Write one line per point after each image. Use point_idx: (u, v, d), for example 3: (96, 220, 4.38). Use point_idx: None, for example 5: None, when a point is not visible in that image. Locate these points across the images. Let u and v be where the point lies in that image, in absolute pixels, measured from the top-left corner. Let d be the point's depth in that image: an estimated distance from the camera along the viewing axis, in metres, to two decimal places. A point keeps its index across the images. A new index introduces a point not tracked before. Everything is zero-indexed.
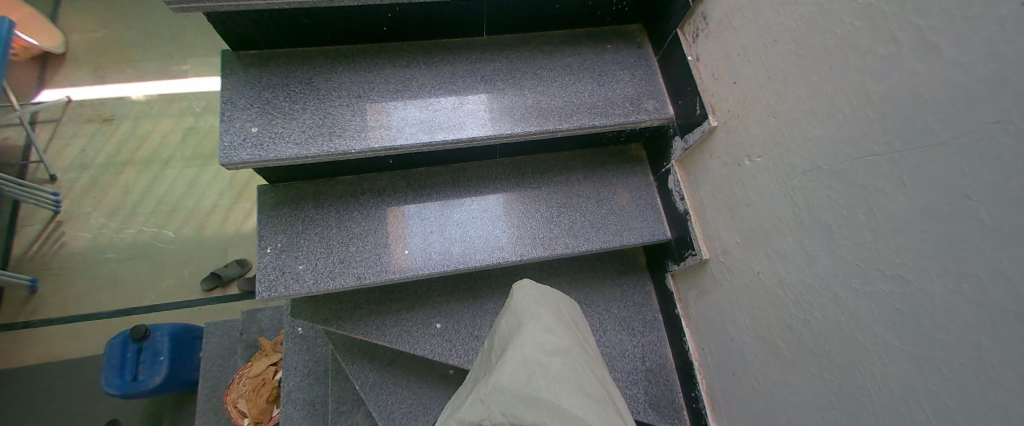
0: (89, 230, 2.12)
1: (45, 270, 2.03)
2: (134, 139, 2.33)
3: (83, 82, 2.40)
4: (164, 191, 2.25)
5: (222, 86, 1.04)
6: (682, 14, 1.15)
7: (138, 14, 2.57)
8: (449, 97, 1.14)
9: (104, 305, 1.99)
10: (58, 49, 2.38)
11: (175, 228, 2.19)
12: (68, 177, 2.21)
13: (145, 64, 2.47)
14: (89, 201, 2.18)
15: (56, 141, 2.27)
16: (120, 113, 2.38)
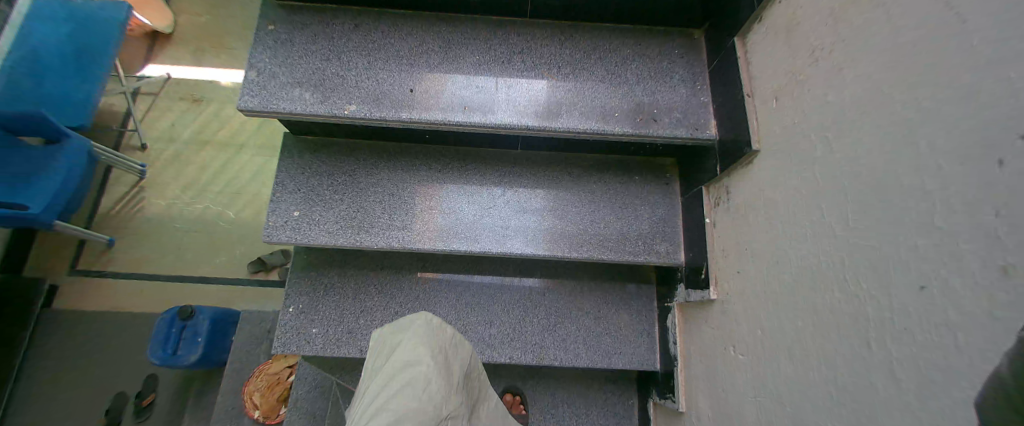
0: (165, 198, 2.56)
1: (122, 227, 2.48)
2: (216, 121, 2.74)
3: (183, 63, 2.82)
4: (233, 174, 2.65)
5: (278, 168, 1.20)
6: (710, 174, 1.14)
7: (240, 8, 2.99)
8: (472, 206, 1.22)
9: (164, 266, 2.42)
10: (166, 29, 2.80)
11: (236, 209, 2.57)
12: (155, 148, 2.65)
13: (236, 52, 2.88)
14: (168, 173, 2.61)
15: (151, 114, 2.71)
16: (209, 96, 2.79)
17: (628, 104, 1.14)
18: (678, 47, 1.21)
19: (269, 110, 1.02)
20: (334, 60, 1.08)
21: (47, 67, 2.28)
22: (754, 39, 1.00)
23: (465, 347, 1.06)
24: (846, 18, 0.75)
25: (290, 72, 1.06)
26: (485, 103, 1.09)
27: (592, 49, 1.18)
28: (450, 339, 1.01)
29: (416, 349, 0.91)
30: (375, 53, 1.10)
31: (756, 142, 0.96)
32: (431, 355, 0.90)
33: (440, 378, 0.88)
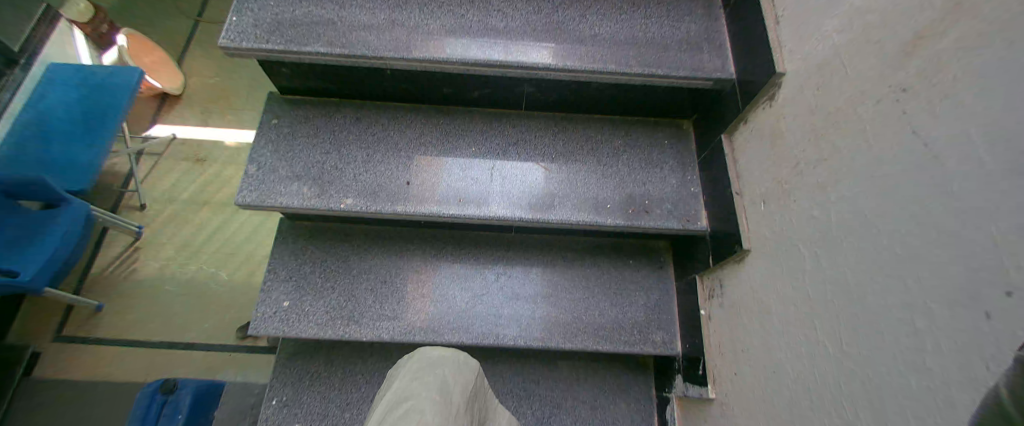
0: (160, 258, 2.56)
1: (113, 289, 2.45)
2: (218, 181, 2.79)
3: (190, 123, 2.89)
4: (230, 234, 2.65)
5: (271, 256, 1.20)
6: (703, 265, 1.14)
7: (249, 70, 3.09)
8: (465, 293, 1.21)
9: (151, 330, 2.37)
10: (176, 90, 2.89)
11: (230, 270, 2.55)
12: (155, 208, 2.67)
13: (242, 114, 2.95)
14: (165, 233, 2.63)
15: (154, 173, 2.76)
16: (213, 156, 2.84)
17: (621, 194, 1.14)
18: (668, 139, 1.22)
19: (267, 205, 1.04)
20: (333, 153, 1.10)
21: (54, 128, 2.29)
22: (740, 140, 1.03)
23: (471, 364, 0.91)
24: (827, 138, 0.77)
25: (289, 165, 1.08)
26: (479, 195, 1.10)
27: (586, 140, 1.20)
28: (452, 363, 0.86)
29: (406, 386, 0.76)
30: (373, 145, 1.13)
31: (746, 242, 0.98)
32: (423, 388, 0.74)
33: (437, 410, 0.71)
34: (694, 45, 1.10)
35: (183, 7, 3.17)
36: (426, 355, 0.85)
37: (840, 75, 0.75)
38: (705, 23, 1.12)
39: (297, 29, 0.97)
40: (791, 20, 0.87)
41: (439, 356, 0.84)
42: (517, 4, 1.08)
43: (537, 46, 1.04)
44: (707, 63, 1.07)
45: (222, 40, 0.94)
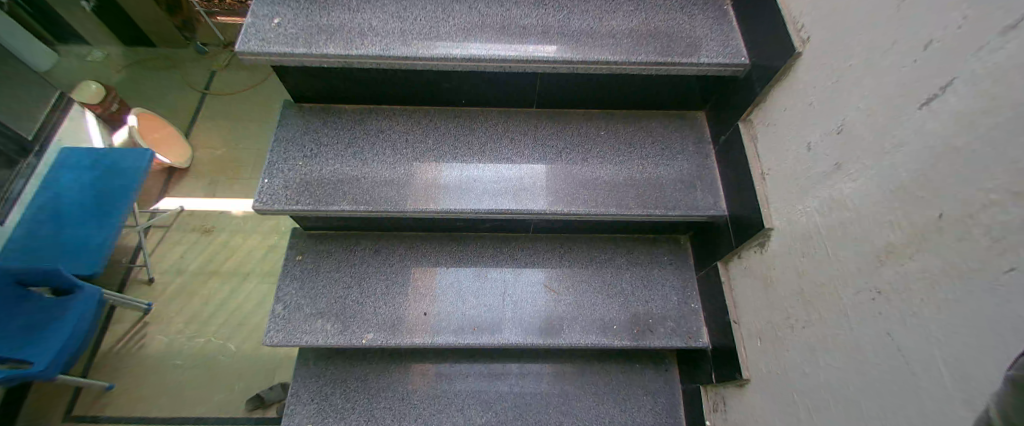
0: (169, 332, 2.58)
1: (122, 366, 2.47)
2: (225, 250, 2.84)
3: (196, 195, 2.99)
4: (237, 304, 2.69)
5: (293, 380, 1.27)
6: (705, 379, 1.20)
7: (253, 137, 3.21)
8: (480, 407, 1.27)
9: (159, 409, 2.37)
10: (183, 165, 3.01)
11: (237, 342, 2.57)
12: (163, 280, 2.72)
13: (248, 182, 3.05)
14: (173, 306, 2.66)
15: (161, 246, 2.82)
16: (219, 225, 2.91)
17: (626, 315, 1.21)
18: (667, 254, 1.31)
19: (293, 344, 1.09)
20: (355, 287, 1.16)
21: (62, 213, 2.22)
22: (736, 271, 1.10)
23: None
24: (813, 306, 0.83)
25: (312, 302, 1.14)
26: (492, 323, 1.17)
27: (590, 261, 1.28)
28: None
29: None
30: (391, 276, 1.19)
31: (746, 372, 1.04)
32: None
33: None
34: (689, 183, 1.15)
35: (190, 82, 3.36)
36: None
37: (821, 253, 0.81)
38: (698, 159, 1.19)
39: (323, 188, 1.05)
40: (778, 178, 0.94)
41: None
42: (524, 151, 1.15)
43: (543, 192, 1.10)
44: (700, 201, 1.13)
45: (256, 204, 1.01)
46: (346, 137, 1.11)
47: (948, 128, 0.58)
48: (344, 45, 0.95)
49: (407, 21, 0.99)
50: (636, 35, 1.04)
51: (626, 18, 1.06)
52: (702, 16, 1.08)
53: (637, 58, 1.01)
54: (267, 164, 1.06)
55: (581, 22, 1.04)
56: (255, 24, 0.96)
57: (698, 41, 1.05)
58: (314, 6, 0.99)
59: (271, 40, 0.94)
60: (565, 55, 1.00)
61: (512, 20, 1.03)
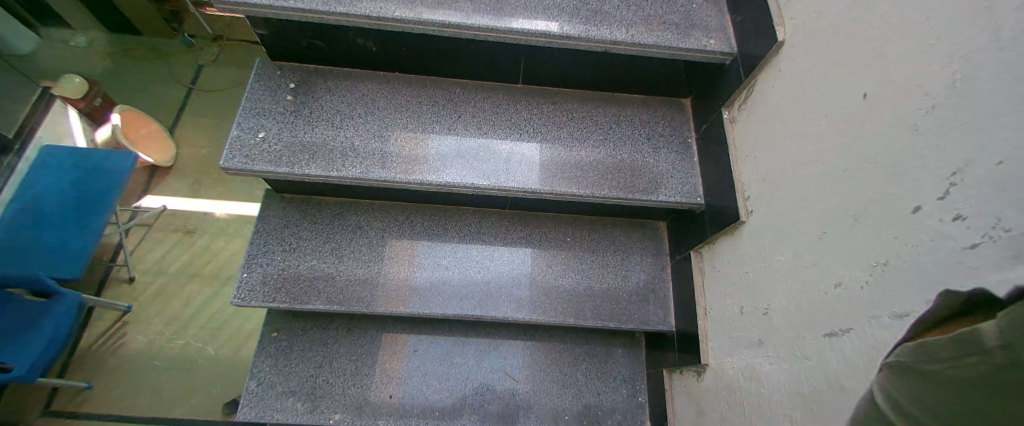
0: (146, 333, 2.51)
1: (99, 366, 2.38)
2: (207, 253, 2.75)
3: (181, 194, 2.90)
4: (217, 308, 2.60)
5: None
6: None
7: None
8: None
9: (135, 412, 2.28)
10: (166, 163, 2.91)
11: (217, 345, 2.49)
12: (143, 281, 2.63)
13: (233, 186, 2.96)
14: (154, 307, 2.58)
15: (143, 245, 2.73)
16: (202, 227, 2.83)
17: (577, 406, 1.29)
18: (621, 345, 1.36)
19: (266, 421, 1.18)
20: (325, 367, 1.23)
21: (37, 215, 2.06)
22: (677, 385, 1.18)
23: None
24: None
25: (285, 381, 1.21)
26: (453, 408, 1.26)
27: (551, 350, 1.34)
28: None
29: None
30: (361, 357, 1.26)
31: None
32: None
33: None
34: (643, 296, 1.23)
35: (176, 76, 3.24)
36: None
37: (741, 410, 0.90)
38: (655, 271, 1.27)
39: (298, 285, 1.11)
40: (717, 322, 1.03)
41: None
42: (493, 253, 1.22)
43: (510, 299, 1.18)
44: (651, 315, 1.22)
45: (234, 299, 1.07)
46: (324, 231, 1.17)
47: (843, 365, 0.66)
48: (326, 166, 1.01)
49: (388, 142, 1.07)
50: (601, 167, 1.12)
51: (594, 147, 1.14)
52: (667, 149, 1.16)
53: (601, 192, 1.09)
54: (246, 257, 1.12)
55: (551, 150, 1.12)
56: (240, 137, 1.01)
57: (659, 176, 1.13)
58: (298, 120, 1.05)
59: (256, 157, 1.00)
60: (533, 186, 1.07)
61: (486, 145, 1.10)
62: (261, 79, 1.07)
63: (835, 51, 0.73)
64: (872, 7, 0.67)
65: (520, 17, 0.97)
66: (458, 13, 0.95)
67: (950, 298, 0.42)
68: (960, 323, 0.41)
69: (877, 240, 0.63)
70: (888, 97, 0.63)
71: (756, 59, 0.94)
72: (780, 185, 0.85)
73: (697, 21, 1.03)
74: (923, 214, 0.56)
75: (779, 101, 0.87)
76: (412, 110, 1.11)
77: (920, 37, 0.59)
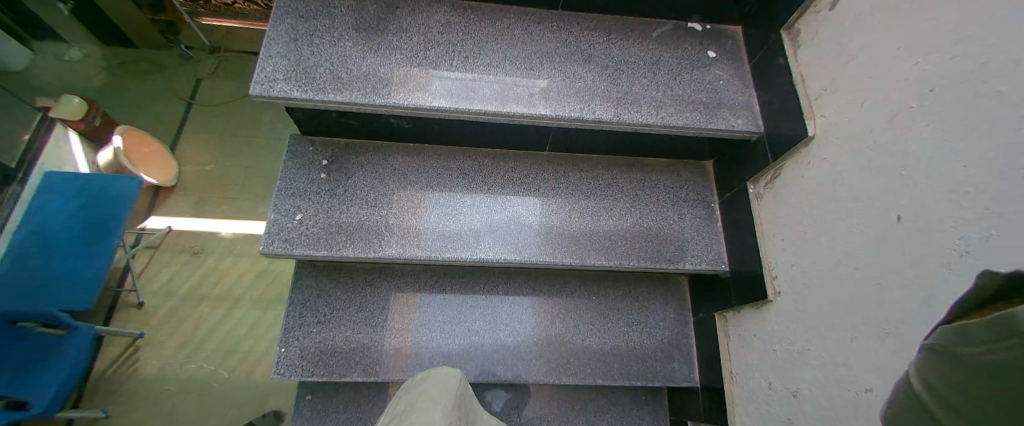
0: (159, 358, 2.29)
1: (112, 397, 2.20)
2: (215, 276, 2.49)
3: (184, 213, 2.61)
4: (228, 331, 2.38)
5: None
6: None
7: (241, 153, 2.77)
8: None
9: None
10: (167, 182, 2.60)
11: (230, 368, 2.30)
12: (152, 305, 2.40)
13: (238, 203, 2.65)
14: (165, 331, 2.36)
15: (149, 269, 2.48)
16: (209, 247, 2.55)
17: None
18: (644, 393, 1.40)
19: None
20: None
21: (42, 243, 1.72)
22: None
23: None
24: None
25: None
26: None
27: (577, 399, 1.38)
28: None
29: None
30: None
31: None
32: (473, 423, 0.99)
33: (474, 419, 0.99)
34: (668, 353, 1.28)
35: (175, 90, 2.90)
36: None
37: None
38: (679, 327, 1.30)
39: (335, 358, 1.14)
40: (744, 390, 1.07)
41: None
42: (523, 314, 1.25)
43: (540, 361, 1.22)
44: (676, 372, 1.26)
45: (274, 375, 1.10)
46: (357, 300, 1.19)
47: None
48: (363, 248, 1.03)
49: (421, 219, 1.08)
50: (629, 236, 1.14)
51: (622, 216, 1.16)
52: (691, 215, 1.19)
53: (630, 263, 1.11)
54: (284, 332, 1.14)
55: (580, 221, 1.14)
56: (278, 219, 1.03)
57: (685, 244, 1.15)
58: (333, 199, 1.06)
59: (294, 240, 1.01)
60: (564, 259, 1.10)
61: (517, 218, 1.12)
62: (294, 156, 1.08)
63: (867, 163, 0.77)
64: (902, 130, 0.71)
65: (555, 102, 0.98)
66: (494, 100, 0.97)
67: (991, 280, 0.37)
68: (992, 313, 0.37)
69: (909, 358, 0.67)
70: (923, 225, 0.67)
71: (783, 144, 0.97)
72: (810, 275, 0.89)
73: (725, 98, 1.06)
74: None
75: (808, 193, 0.91)
76: (444, 183, 1.12)
77: (951, 176, 0.63)
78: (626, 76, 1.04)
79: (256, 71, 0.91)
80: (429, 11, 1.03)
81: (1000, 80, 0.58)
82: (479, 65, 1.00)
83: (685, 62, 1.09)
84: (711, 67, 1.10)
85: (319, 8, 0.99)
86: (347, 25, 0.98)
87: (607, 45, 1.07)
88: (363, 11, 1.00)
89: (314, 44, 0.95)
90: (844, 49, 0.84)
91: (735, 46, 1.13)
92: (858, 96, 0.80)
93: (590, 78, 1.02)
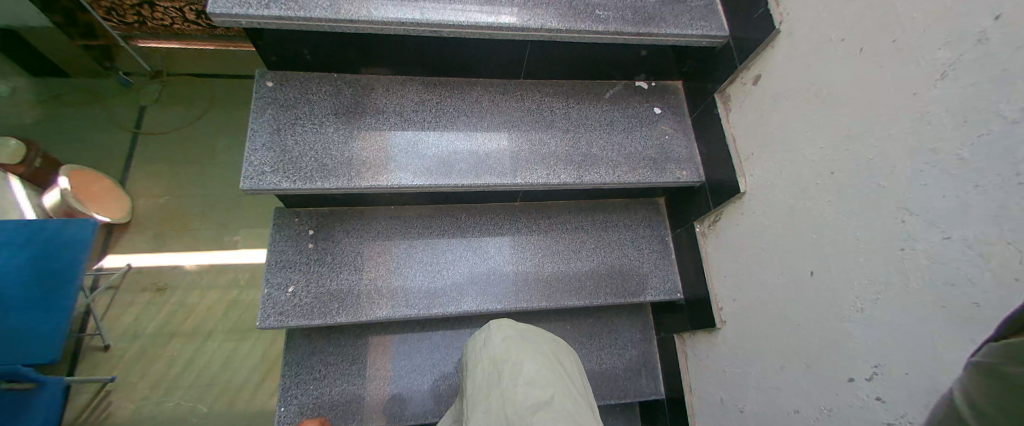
0: (134, 399, 1.95)
1: None
2: (184, 311, 2.10)
3: (145, 249, 2.17)
4: (203, 367, 2.02)
5: None
6: None
7: (201, 181, 2.30)
8: None
9: None
10: (120, 219, 2.12)
11: (209, 402, 1.98)
12: (119, 347, 2.02)
13: (201, 234, 2.21)
14: (137, 371, 2.00)
15: (112, 311, 2.07)
16: (175, 282, 2.13)
17: None
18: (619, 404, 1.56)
19: None
20: None
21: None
22: None
23: (502, 330, 1.04)
24: None
25: None
26: None
27: None
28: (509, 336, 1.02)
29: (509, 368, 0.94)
30: None
31: None
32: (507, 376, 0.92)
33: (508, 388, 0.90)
34: (636, 371, 1.43)
35: (116, 118, 2.32)
36: (495, 337, 1.02)
37: None
38: (643, 346, 1.46)
39: (333, 410, 1.22)
40: (701, 402, 1.24)
41: (500, 328, 1.04)
42: None
43: None
44: (644, 387, 1.43)
45: None
46: (349, 353, 1.27)
47: None
48: (356, 312, 1.11)
49: (406, 278, 1.17)
50: (597, 276, 1.27)
51: (589, 258, 1.29)
52: (649, 249, 1.33)
53: (599, 300, 1.25)
54: (282, 391, 1.22)
55: (553, 266, 1.26)
56: (270, 294, 1.09)
57: (646, 278, 1.30)
58: (322, 267, 1.13)
59: (288, 312, 1.08)
60: (542, 304, 1.22)
61: (496, 268, 1.22)
62: (281, 229, 1.15)
63: (785, 223, 0.92)
64: (808, 202, 0.86)
65: (525, 171, 1.10)
66: (470, 173, 1.07)
67: None
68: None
69: (823, 388, 0.81)
70: (822, 283, 0.82)
71: (720, 194, 1.12)
72: (747, 310, 1.04)
73: (671, 152, 1.19)
74: (855, 385, 0.75)
75: (740, 239, 1.06)
76: (426, 240, 1.22)
77: (837, 246, 0.79)
78: (585, 139, 1.16)
79: (244, 166, 0.97)
80: (402, 90, 1.12)
81: (882, 176, 0.71)
82: (453, 140, 1.10)
83: (635, 120, 1.21)
84: (658, 122, 1.22)
85: (298, 96, 1.06)
86: (327, 111, 1.06)
87: (567, 110, 1.18)
88: (340, 96, 1.09)
89: (298, 133, 1.03)
90: (764, 121, 0.97)
91: (678, 100, 1.26)
92: (774, 165, 0.94)
93: (553, 143, 1.14)
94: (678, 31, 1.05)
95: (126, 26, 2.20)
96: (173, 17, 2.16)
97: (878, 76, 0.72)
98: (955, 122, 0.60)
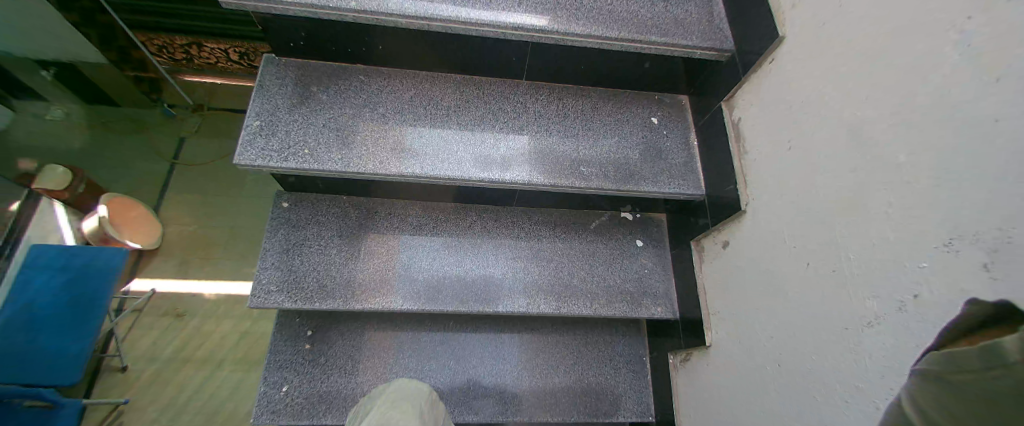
0: (143, 420, 2.00)
1: None
2: (199, 338, 2.18)
3: (169, 276, 2.27)
4: (209, 394, 2.08)
5: None
6: None
7: (227, 212, 2.42)
8: None
9: None
10: (151, 245, 2.24)
11: None
12: (136, 368, 2.09)
13: (223, 265, 2.32)
14: (150, 394, 2.06)
15: (134, 333, 2.16)
16: (193, 309, 2.23)
17: None
18: None
19: None
20: None
21: (25, 324, 1.56)
22: None
23: None
24: None
25: None
26: None
27: None
28: None
29: None
30: None
31: None
32: None
33: None
34: None
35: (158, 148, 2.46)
36: None
37: None
38: None
39: None
40: None
41: None
42: None
43: None
44: None
45: None
46: None
47: None
48: (340, 416, 1.21)
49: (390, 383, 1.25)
50: (572, 394, 1.33)
51: (566, 374, 1.35)
52: (626, 369, 1.38)
53: (570, 419, 1.31)
54: None
55: (531, 381, 1.33)
56: (267, 392, 1.21)
57: (619, 398, 1.35)
58: (315, 369, 1.23)
59: (280, 411, 1.20)
60: (515, 419, 1.30)
61: (476, 378, 1.31)
62: (283, 328, 1.26)
63: (739, 392, 0.97)
64: (757, 382, 0.91)
65: (505, 301, 1.18)
66: (455, 301, 1.17)
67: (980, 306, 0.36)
68: (983, 337, 0.35)
69: None
70: None
71: (689, 336, 1.18)
72: None
73: (648, 287, 1.26)
74: None
75: (703, 386, 1.11)
76: (413, 346, 1.30)
77: None
78: (568, 271, 1.24)
79: (253, 285, 1.10)
80: (403, 213, 1.24)
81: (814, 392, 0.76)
82: (446, 264, 1.20)
83: (617, 252, 1.29)
84: (638, 255, 1.30)
85: (309, 216, 1.19)
86: (332, 233, 1.18)
87: (552, 239, 1.28)
88: (347, 217, 1.20)
89: (304, 253, 1.15)
90: (727, 288, 1.04)
91: (661, 234, 1.33)
92: (735, 333, 1.00)
93: (537, 272, 1.23)
94: (656, 188, 1.13)
95: (174, 62, 2.29)
96: (218, 56, 2.23)
97: (816, 298, 0.78)
98: (875, 373, 0.65)
